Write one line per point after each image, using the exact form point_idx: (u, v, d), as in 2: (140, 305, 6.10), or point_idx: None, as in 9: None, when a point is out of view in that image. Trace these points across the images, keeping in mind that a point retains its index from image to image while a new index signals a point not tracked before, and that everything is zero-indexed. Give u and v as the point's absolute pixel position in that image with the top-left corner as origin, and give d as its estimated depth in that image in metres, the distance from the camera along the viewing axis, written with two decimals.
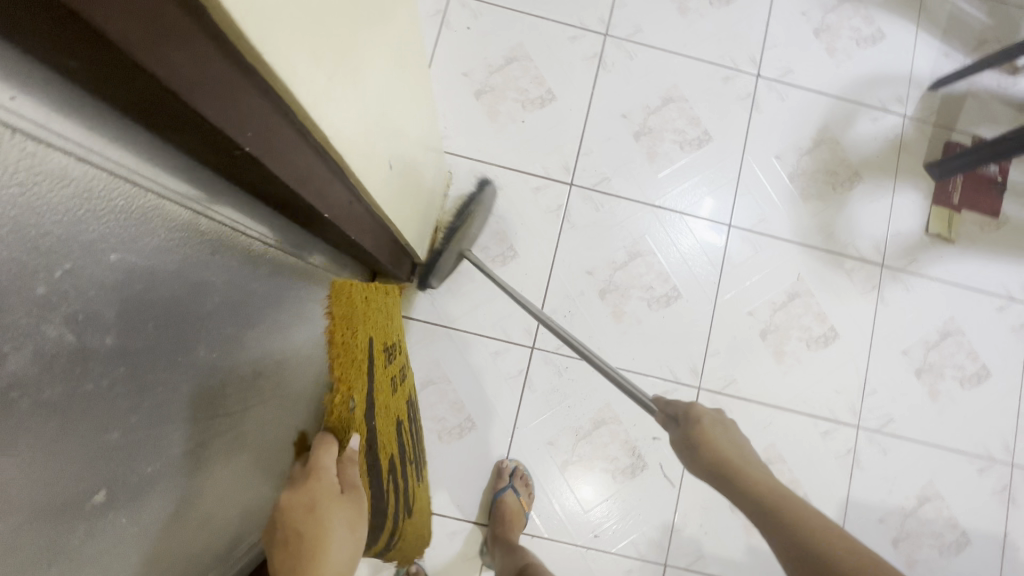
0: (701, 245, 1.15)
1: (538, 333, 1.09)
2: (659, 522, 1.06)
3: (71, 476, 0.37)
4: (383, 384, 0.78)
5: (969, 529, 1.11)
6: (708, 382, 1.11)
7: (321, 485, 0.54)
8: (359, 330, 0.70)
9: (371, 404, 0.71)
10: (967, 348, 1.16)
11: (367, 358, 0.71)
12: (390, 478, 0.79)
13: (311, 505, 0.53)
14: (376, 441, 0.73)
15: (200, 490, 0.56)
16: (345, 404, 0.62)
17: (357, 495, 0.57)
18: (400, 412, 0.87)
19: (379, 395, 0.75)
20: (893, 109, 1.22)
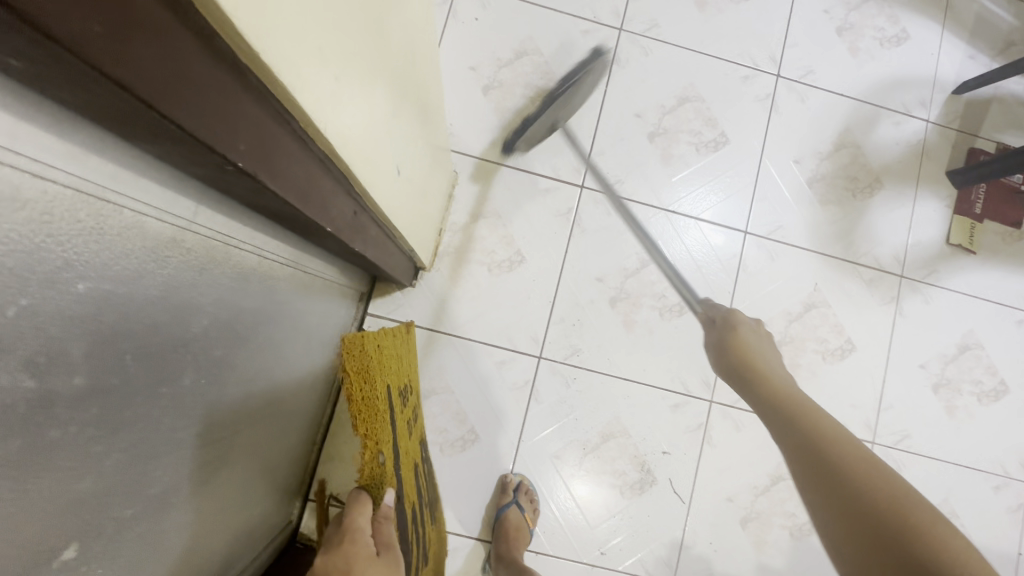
0: (715, 251, 1.10)
1: (545, 342, 1.04)
2: (667, 539, 1.03)
3: (33, 535, 0.32)
4: (414, 430, 0.75)
5: (983, 548, 1.09)
6: (721, 395, 1.06)
7: (357, 547, 0.50)
8: (395, 377, 0.68)
9: (405, 451, 0.67)
10: (985, 362, 1.13)
11: (401, 406, 0.68)
12: (418, 529, 0.73)
13: (348, 568, 0.48)
14: (409, 494, 0.68)
15: (183, 527, 0.51)
16: (376, 457, 0.56)
17: (392, 559, 0.52)
18: (426, 458, 0.81)
19: (411, 445, 0.72)
20: (916, 114, 1.17)
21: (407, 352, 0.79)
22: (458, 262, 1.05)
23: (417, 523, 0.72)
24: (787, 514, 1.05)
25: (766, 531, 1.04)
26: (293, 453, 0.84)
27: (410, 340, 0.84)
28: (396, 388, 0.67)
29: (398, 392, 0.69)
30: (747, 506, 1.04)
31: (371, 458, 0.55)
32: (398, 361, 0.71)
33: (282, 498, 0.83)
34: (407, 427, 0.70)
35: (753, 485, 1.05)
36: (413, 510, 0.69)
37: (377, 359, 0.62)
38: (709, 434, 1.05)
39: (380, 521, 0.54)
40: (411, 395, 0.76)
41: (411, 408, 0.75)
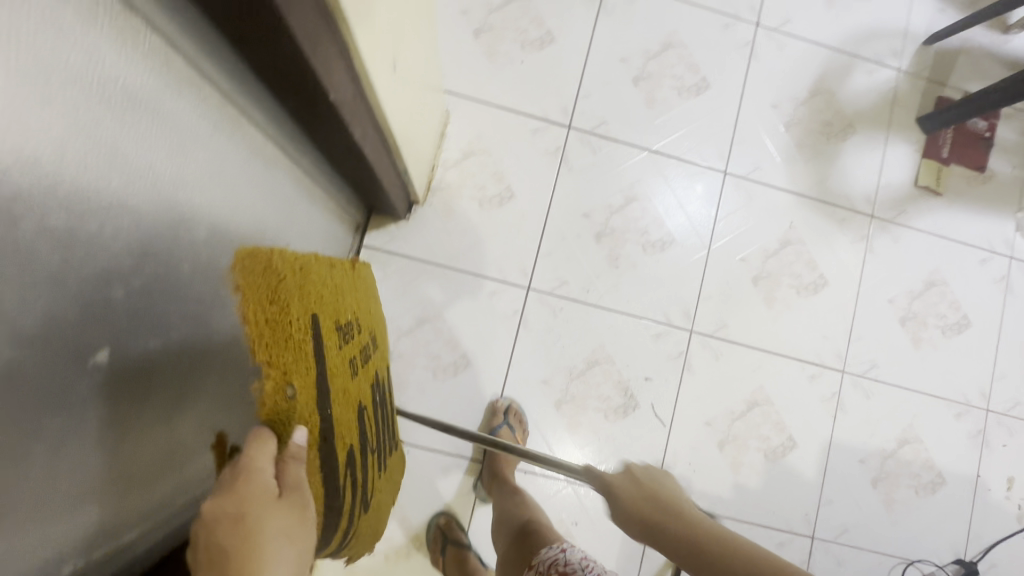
0: (693, 223, 1.14)
1: (533, 274, 1.09)
2: (649, 459, 1.08)
3: (79, 326, 0.35)
4: (364, 372, 0.63)
5: (945, 470, 1.16)
6: (701, 325, 1.12)
7: (255, 489, 0.39)
8: (335, 308, 0.55)
9: (348, 390, 0.56)
10: (950, 297, 1.19)
11: (342, 341, 0.55)
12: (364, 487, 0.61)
13: (240, 514, 0.37)
14: (348, 447, 0.56)
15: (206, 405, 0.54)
16: (288, 392, 0.43)
17: (302, 501, 0.41)
18: (381, 405, 0.69)
19: (358, 388, 0.60)
20: (888, 63, 1.22)
21: (361, 284, 0.66)
22: (450, 197, 1.09)
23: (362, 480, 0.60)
24: (762, 437, 1.12)
25: (742, 452, 1.11)
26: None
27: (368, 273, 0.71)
28: (335, 320, 0.54)
29: (341, 325, 0.56)
30: (724, 430, 1.11)
31: (277, 391, 0.42)
32: (343, 289, 0.58)
33: None
34: (354, 362, 0.59)
35: (730, 410, 1.11)
36: (356, 458, 0.58)
37: (308, 280, 0.49)
38: (689, 362, 1.11)
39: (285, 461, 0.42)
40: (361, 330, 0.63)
41: (362, 345, 0.62)
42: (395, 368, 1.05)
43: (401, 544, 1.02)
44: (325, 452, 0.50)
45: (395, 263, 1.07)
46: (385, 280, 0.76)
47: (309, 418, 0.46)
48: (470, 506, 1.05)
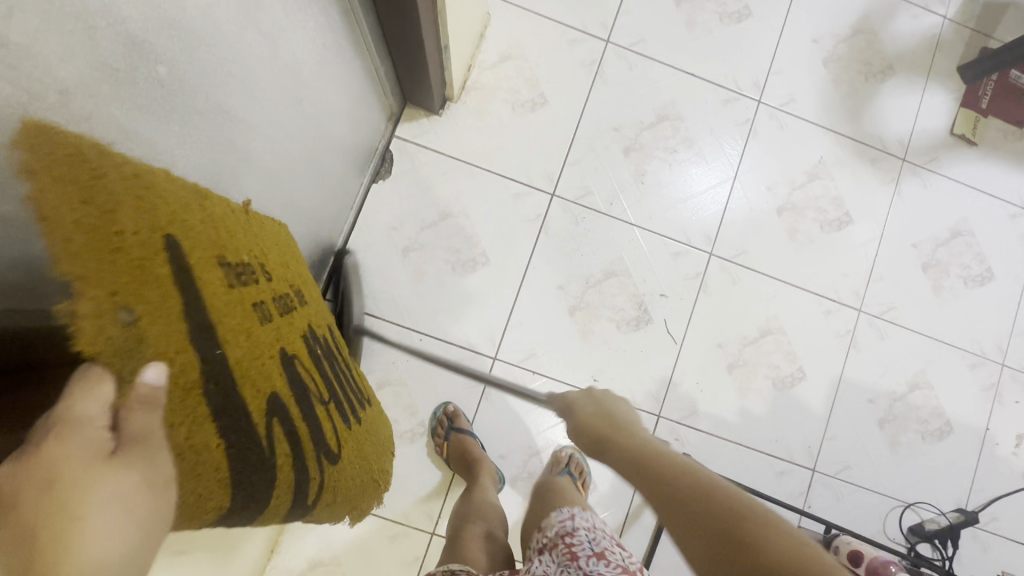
0: (721, 203, 1.13)
1: (559, 181, 1.10)
2: (658, 374, 1.09)
3: (146, 21, 0.38)
4: (279, 319, 0.54)
5: (954, 420, 1.15)
6: (721, 249, 1.12)
7: (75, 444, 0.28)
8: (206, 239, 0.44)
9: (248, 334, 0.46)
10: (975, 249, 1.18)
11: (224, 276, 0.46)
12: (311, 440, 0.52)
13: (50, 480, 0.26)
14: (262, 389, 0.47)
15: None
16: (126, 314, 0.33)
17: (150, 452, 0.32)
18: (315, 356, 0.60)
19: (266, 333, 0.50)
20: (935, 9, 1.21)
21: (255, 225, 0.56)
22: (484, 97, 1.10)
23: (302, 429, 0.51)
24: (772, 365, 1.12)
25: (751, 378, 1.11)
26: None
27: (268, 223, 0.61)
28: (207, 250, 0.44)
29: (219, 258, 0.46)
30: (735, 354, 1.11)
31: (104, 314, 0.31)
32: (225, 222, 0.48)
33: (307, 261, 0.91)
34: (255, 307, 0.49)
35: (743, 335, 1.11)
36: (285, 405, 0.49)
37: (155, 195, 0.38)
38: (706, 283, 1.11)
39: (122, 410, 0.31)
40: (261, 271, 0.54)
41: (265, 291, 0.53)
42: (416, 258, 1.06)
43: (407, 429, 1.04)
44: (218, 392, 0.41)
45: (424, 156, 1.08)
46: (295, 243, 0.68)
47: (169, 348, 0.36)
48: (476, 401, 1.05)
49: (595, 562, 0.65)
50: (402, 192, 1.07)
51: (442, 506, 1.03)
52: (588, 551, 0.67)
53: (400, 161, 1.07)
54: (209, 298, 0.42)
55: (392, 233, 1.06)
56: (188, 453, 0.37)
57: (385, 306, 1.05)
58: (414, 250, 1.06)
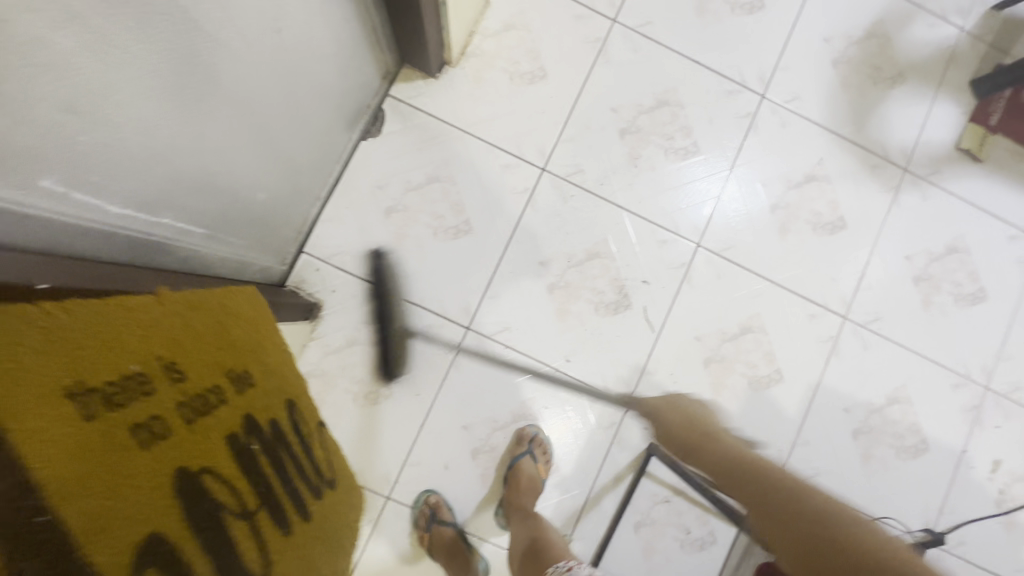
0: (720, 211, 1.11)
1: (551, 157, 1.08)
2: (632, 361, 1.07)
3: None
4: (186, 431, 0.54)
5: (930, 438, 1.13)
6: (709, 242, 1.10)
7: None
8: (47, 374, 0.42)
9: (121, 473, 0.45)
10: (970, 267, 1.15)
11: (77, 408, 0.43)
12: (213, 568, 0.51)
13: None
14: (133, 539, 0.44)
15: (96, 166, 0.48)
16: None
17: None
18: (245, 455, 0.60)
19: (153, 460, 0.49)
20: (952, 20, 1.18)
21: (166, 325, 0.56)
22: (483, 64, 1.08)
23: (198, 562, 0.49)
24: (749, 364, 1.10)
25: (727, 374, 1.09)
26: (250, 231, 0.83)
27: (196, 308, 0.62)
28: (49, 385, 0.42)
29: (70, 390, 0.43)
30: (712, 348, 1.09)
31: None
32: (95, 345, 0.47)
33: (283, 208, 0.90)
34: (138, 434, 0.48)
35: (722, 330, 1.09)
36: (179, 545, 0.48)
37: None
38: (690, 274, 1.09)
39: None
40: (159, 377, 0.53)
41: (166, 402, 0.52)
42: (398, 219, 1.05)
43: (372, 390, 1.02)
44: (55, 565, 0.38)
45: (417, 118, 1.06)
46: (241, 320, 0.69)
47: None
48: (445, 369, 1.04)
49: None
50: (390, 152, 1.05)
51: (399, 471, 1.02)
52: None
53: (391, 120, 1.06)
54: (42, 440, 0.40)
55: (377, 192, 1.05)
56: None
57: (363, 264, 1.04)
58: (397, 211, 1.05)
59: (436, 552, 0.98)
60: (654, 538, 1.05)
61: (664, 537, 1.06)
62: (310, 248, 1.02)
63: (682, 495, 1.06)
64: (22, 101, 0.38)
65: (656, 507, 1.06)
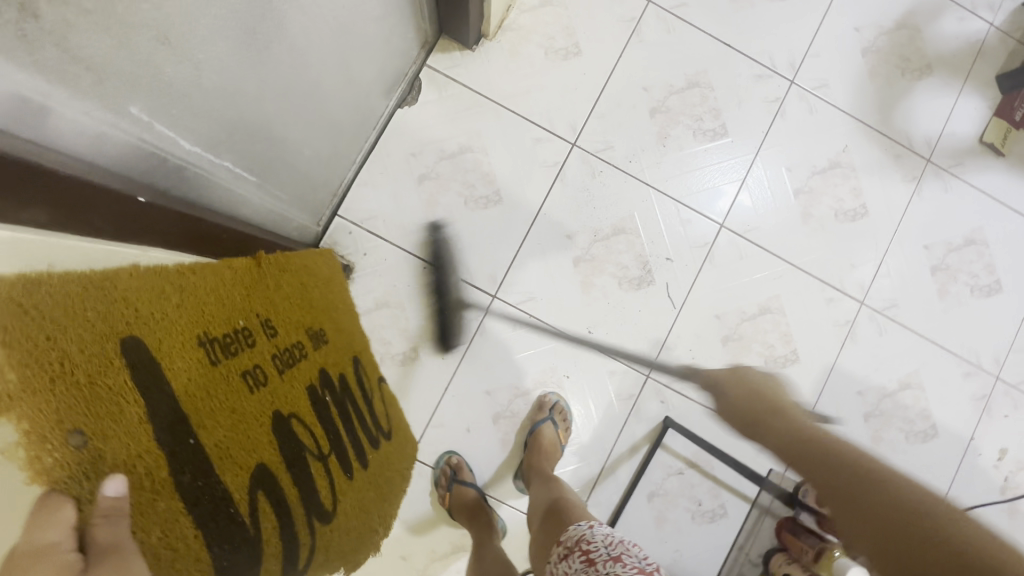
0: (735, 208, 1.13)
1: (581, 132, 1.10)
2: (652, 336, 1.10)
3: None
4: (279, 378, 0.74)
5: (940, 424, 1.15)
6: (732, 223, 1.12)
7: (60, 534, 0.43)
8: (184, 327, 0.62)
9: (230, 406, 0.65)
10: (987, 259, 1.17)
11: (205, 354, 0.64)
12: (291, 478, 0.72)
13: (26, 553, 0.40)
14: (245, 466, 0.66)
15: (176, 102, 0.50)
16: (71, 435, 0.48)
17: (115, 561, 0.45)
18: (320, 401, 0.80)
19: (255, 401, 0.69)
20: (982, 15, 1.19)
21: (261, 288, 0.76)
22: (518, 39, 1.10)
23: (282, 473, 0.70)
24: (767, 344, 1.12)
25: (744, 353, 1.11)
26: (292, 188, 0.85)
27: (281, 271, 0.81)
28: (184, 335, 0.62)
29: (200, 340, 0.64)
30: (731, 327, 1.11)
31: (55, 440, 0.46)
32: (210, 306, 0.67)
33: (324, 169, 0.93)
34: (243, 377, 0.68)
35: (742, 310, 1.12)
36: (269, 468, 0.69)
37: (111, 300, 0.54)
38: (712, 254, 1.12)
39: (90, 525, 0.46)
40: (259, 331, 0.73)
41: (265, 353, 0.73)
42: (430, 186, 1.07)
43: (399, 352, 1.05)
44: (191, 480, 0.59)
45: (452, 88, 1.08)
46: (312, 282, 0.87)
47: (129, 454, 0.53)
48: (471, 335, 1.06)
49: (611, 565, 0.69)
50: (425, 121, 1.08)
51: (422, 431, 1.05)
52: (606, 556, 0.71)
53: (427, 90, 1.08)
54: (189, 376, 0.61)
55: (411, 159, 1.07)
56: (165, 552, 0.56)
57: (394, 229, 1.06)
58: (429, 178, 1.07)
59: (457, 514, 1.01)
60: (666, 508, 1.08)
61: (676, 508, 1.08)
62: (343, 212, 1.05)
63: (696, 468, 1.09)
64: (126, 23, 0.40)
65: (670, 479, 1.08)
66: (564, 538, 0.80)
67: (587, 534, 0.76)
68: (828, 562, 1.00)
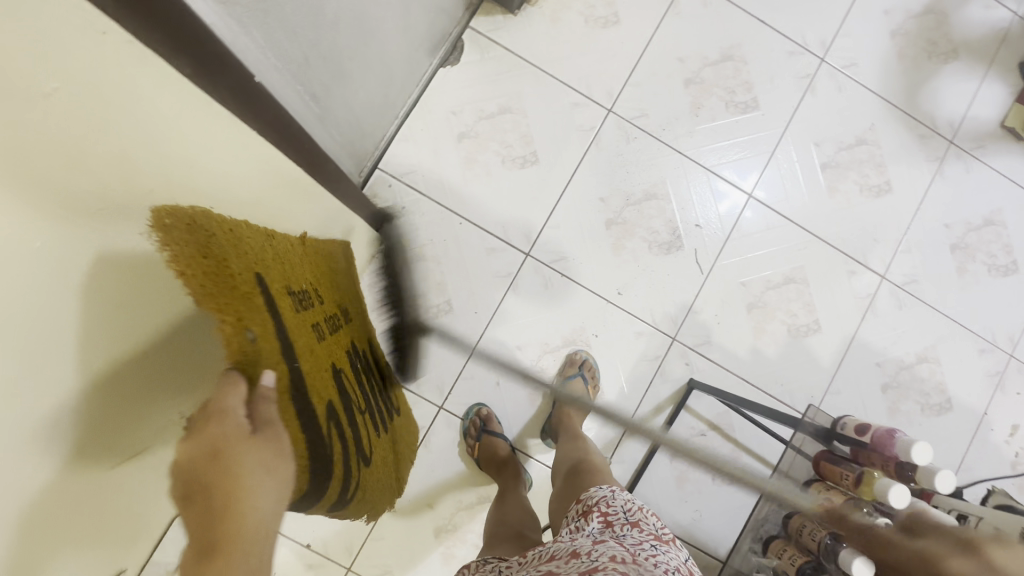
0: (754, 202, 1.15)
1: (618, 99, 1.13)
2: (679, 300, 1.12)
3: None
4: (330, 338, 0.68)
5: (954, 399, 1.18)
6: (760, 194, 1.15)
7: (226, 428, 0.42)
8: (282, 269, 0.58)
9: (312, 349, 0.60)
10: (1004, 240, 1.21)
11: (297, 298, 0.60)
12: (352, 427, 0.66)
13: (215, 450, 0.40)
14: (323, 398, 0.60)
15: (272, 17, 0.53)
16: (246, 334, 0.46)
17: (279, 435, 0.45)
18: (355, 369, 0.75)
19: (323, 348, 0.64)
20: (1007, 4, 1.23)
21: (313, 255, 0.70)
22: (560, 6, 1.13)
23: (347, 420, 0.64)
24: (790, 313, 1.15)
25: (767, 320, 1.14)
26: (344, 132, 0.87)
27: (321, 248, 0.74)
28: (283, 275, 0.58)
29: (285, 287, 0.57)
30: (756, 294, 1.14)
31: (232, 334, 0.45)
32: (292, 257, 0.62)
33: (371, 118, 0.95)
34: (314, 329, 0.63)
35: (767, 279, 1.15)
36: (338, 410, 0.63)
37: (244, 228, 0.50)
38: (740, 223, 1.15)
39: (256, 400, 0.45)
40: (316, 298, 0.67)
41: (322, 313, 0.67)
42: (469, 145, 1.10)
43: (433, 305, 1.07)
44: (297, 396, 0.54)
45: (494, 51, 1.11)
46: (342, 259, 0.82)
47: (273, 361, 0.50)
48: (502, 292, 1.09)
49: (628, 529, 0.66)
50: (466, 80, 1.10)
51: (453, 383, 1.07)
52: (624, 519, 0.68)
53: (469, 51, 1.11)
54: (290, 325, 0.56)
55: (451, 118, 1.09)
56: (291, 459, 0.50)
57: (433, 184, 1.08)
58: (469, 137, 1.10)
59: (486, 464, 1.02)
60: (688, 469, 1.10)
61: (697, 469, 1.10)
62: (383, 166, 1.07)
63: (717, 430, 1.11)
64: None
65: (692, 440, 1.11)
66: (582, 499, 0.75)
67: (608, 496, 0.72)
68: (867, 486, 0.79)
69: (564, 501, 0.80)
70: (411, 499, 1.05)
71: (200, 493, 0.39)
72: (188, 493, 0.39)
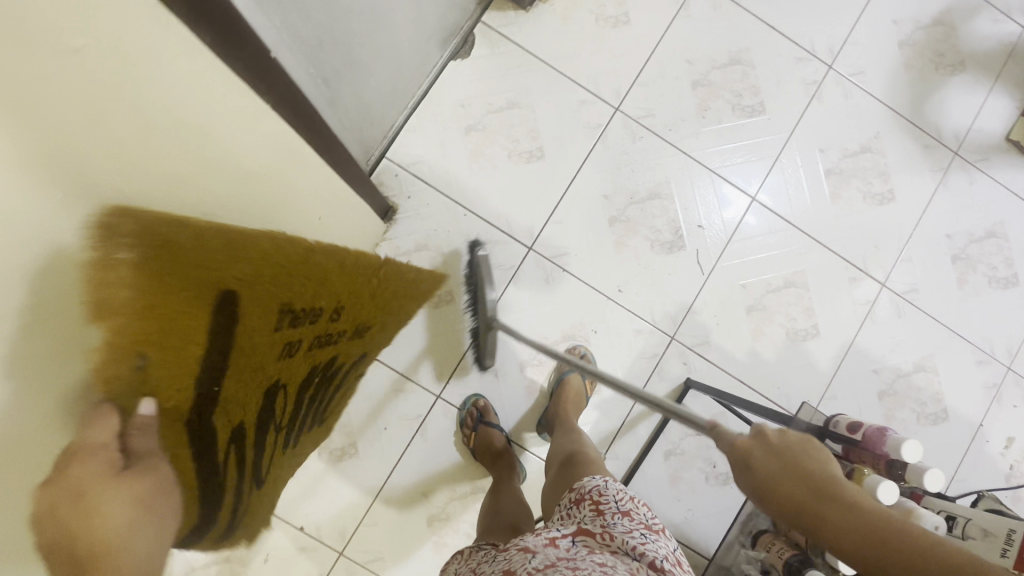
0: (756, 205, 1.16)
1: (625, 98, 1.14)
2: (679, 299, 1.13)
3: None
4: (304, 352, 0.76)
5: (950, 409, 1.18)
6: (764, 197, 1.16)
7: (88, 472, 0.45)
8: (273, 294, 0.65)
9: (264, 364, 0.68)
10: (1006, 252, 1.21)
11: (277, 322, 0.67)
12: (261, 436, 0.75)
13: (81, 492, 0.44)
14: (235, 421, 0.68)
15: None
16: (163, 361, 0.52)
17: (140, 474, 0.50)
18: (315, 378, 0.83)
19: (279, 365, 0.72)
20: (1016, 18, 1.24)
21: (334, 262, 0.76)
22: (571, 4, 1.14)
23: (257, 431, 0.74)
24: (789, 317, 1.15)
25: (766, 323, 1.14)
26: (353, 119, 0.88)
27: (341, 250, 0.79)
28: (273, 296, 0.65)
29: (219, 303, 0.57)
30: (756, 297, 1.14)
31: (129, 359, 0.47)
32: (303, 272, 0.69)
33: (380, 106, 0.96)
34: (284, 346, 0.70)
35: (767, 282, 1.15)
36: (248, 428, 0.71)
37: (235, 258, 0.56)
38: (742, 226, 1.15)
39: (129, 432, 0.50)
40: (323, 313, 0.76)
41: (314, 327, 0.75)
42: (477, 138, 1.11)
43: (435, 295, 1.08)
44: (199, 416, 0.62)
45: (505, 46, 1.12)
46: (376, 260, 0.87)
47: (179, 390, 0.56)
48: (503, 283, 1.10)
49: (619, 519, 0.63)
50: (476, 74, 1.11)
51: (451, 372, 1.08)
52: (615, 509, 0.65)
53: (480, 45, 1.12)
54: (223, 334, 0.59)
55: (460, 110, 1.11)
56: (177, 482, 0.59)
57: (439, 175, 1.09)
58: (476, 130, 1.11)
59: (481, 453, 1.03)
60: (681, 468, 1.10)
61: (691, 468, 1.10)
62: (391, 156, 1.08)
63: None
64: None
65: (686, 439, 1.11)
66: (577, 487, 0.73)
67: (602, 486, 0.69)
68: (854, 482, 0.78)
69: (559, 491, 0.80)
70: (405, 486, 1.05)
71: (68, 550, 0.42)
72: (55, 552, 0.42)
